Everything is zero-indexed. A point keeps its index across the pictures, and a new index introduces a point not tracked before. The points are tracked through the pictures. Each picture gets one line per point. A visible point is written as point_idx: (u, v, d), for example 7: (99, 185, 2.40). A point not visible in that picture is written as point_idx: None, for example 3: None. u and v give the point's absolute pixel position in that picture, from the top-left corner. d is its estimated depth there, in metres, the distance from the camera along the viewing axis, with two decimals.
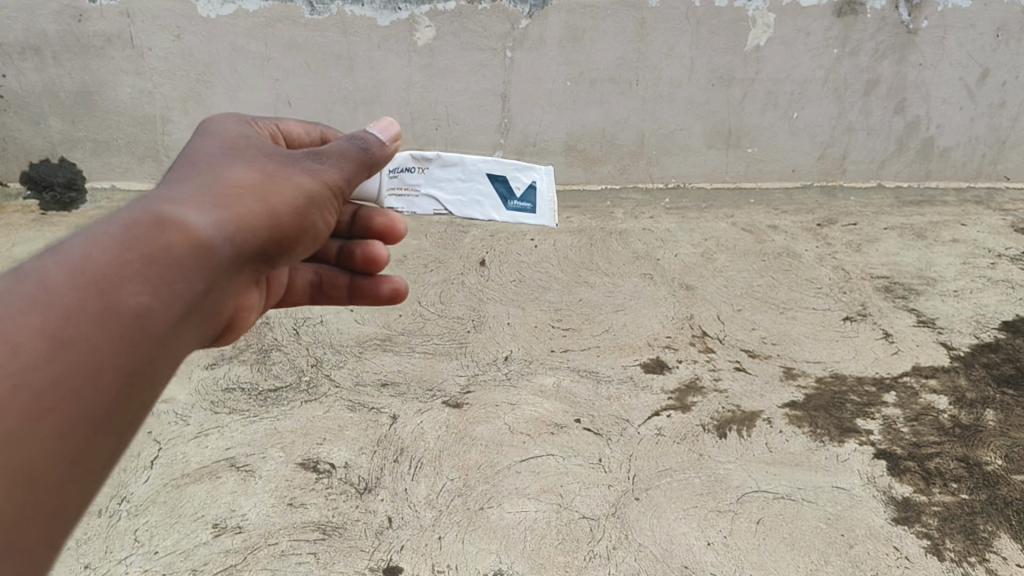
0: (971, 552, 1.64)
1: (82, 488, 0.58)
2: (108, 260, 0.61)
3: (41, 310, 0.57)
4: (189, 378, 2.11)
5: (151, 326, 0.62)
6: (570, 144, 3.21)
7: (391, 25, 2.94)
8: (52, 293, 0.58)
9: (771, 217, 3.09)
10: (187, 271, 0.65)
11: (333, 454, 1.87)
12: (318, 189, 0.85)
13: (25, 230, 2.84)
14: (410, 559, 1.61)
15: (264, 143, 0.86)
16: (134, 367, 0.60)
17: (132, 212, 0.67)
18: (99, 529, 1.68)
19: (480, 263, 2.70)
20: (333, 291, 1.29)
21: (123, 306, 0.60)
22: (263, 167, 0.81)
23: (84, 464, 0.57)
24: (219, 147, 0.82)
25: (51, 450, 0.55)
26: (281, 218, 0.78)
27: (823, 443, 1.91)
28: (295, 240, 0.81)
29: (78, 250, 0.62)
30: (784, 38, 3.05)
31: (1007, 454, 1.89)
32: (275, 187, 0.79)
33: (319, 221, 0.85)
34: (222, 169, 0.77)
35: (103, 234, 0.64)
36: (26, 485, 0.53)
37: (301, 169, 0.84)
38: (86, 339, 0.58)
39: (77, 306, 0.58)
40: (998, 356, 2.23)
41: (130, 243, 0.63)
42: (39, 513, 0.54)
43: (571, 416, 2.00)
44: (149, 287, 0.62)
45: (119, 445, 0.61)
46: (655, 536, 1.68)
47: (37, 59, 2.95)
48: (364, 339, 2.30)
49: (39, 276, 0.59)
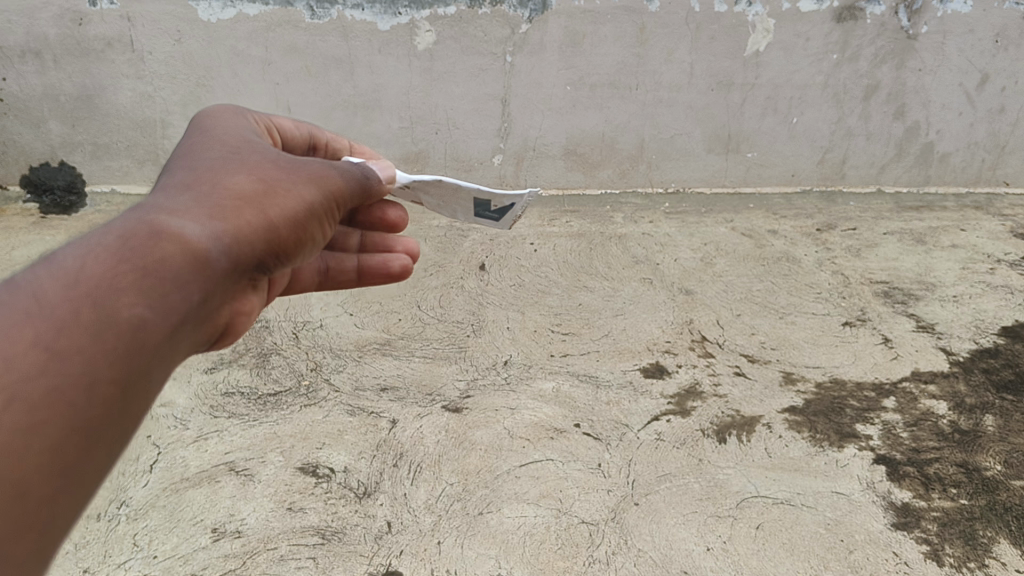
0: (970, 558, 1.64)
1: (75, 501, 0.57)
2: (103, 271, 0.61)
3: (34, 321, 0.56)
4: (188, 382, 2.11)
5: (147, 338, 0.62)
6: (570, 148, 3.21)
7: (391, 30, 2.94)
8: (44, 304, 0.58)
9: (771, 221, 3.10)
10: (182, 283, 0.65)
11: (333, 458, 1.87)
12: (317, 200, 0.86)
13: (25, 234, 2.84)
14: (410, 564, 1.61)
15: (265, 150, 0.87)
16: (128, 379, 0.60)
17: (128, 222, 0.66)
18: (97, 533, 1.67)
19: (479, 267, 2.70)
20: (340, 277, 1.25)
21: (118, 317, 0.60)
22: (263, 174, 0.81)
23: (78, 476, 0.57)
24: (220, 152, 0.83)
25: (44, 463, 0.54)
26: (279, 229, 0.78)
27: (823, 448, 1.91)
28: (291, 250, 0.82)
29: (71, 261, 0.61)
30: (784, 43, 3.05)
31: (1006, 459, 1.89)
32: (275, 196, 0.80)
33: (317, 231, 0.86)
34: (222, 176, 0.78)
35: (98, 244, 0.63)
36: (16, 498, 0.53)
37: (302, 178, 0.85)
38: (80, 351, 0.57)
39: (70, 317, 0.58)
40: (998, 361, 2.23)
41: (124, 254, 0.63)
42: (31, 525, 0.54)
43: (571, 421, 2.00)
44: (145, 298, 0.62)
45: (113, 455, 0.60)
46: (655, 541, 1.68)
47: (37, 63, 2.95)
48: (364, 343, 2.30)
49: (32, 287, 0.59)
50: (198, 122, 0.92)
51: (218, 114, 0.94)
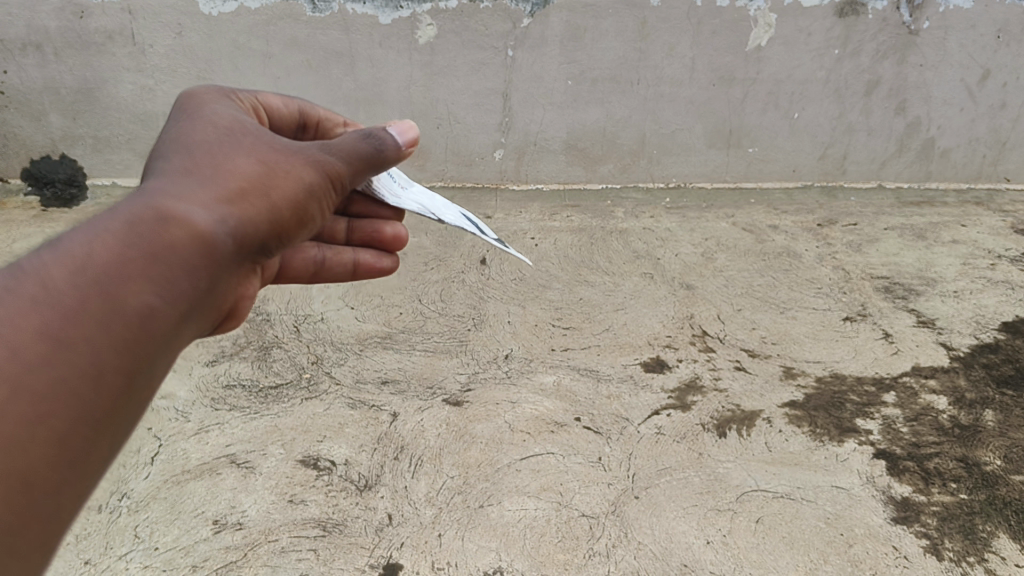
0: (970, 552, 1.64)
1: (80, 493, 0.57)
2: (110, 256, 0.61)
3: (41, 309, 0.56)
4: (188, 375, 2.11)
5: (154, 325, 0.62)
6: (571, 143, 3.22)
7: (392, 23, 2.94)
8: (52, 291, 0.57)
9: (772, 217, 3.09)
10: (189, 269, 0.65)
11: (333, 451, 1.88)
12: (318, 179, 0.86)
13: (25, 228, 2.84)
14: (410, 556, 1.62)
15: (259, 132, 0.86)
16: (133, 368, 0.60)
17: (133, 207, 0.66)
18: (99, 525, 1.68)
19: (480, 261, 2.70)
20: (334, 271, 1.24)
21: (126, 305, 0.60)
22: (263, 155, 0.82)
23: (83, 466, 0.57)
24: (217, 135, 0.82)
25: (50, 453, 0.55)
26: (280, 210, 0.79)
27: (823, 443, 1.92)
28: (292, 230, 0.82)
29: (78, 246, 0.60)
30: (785, 38, 3.05)
31: (1007, 455, 1.89)
32: (276, 178, 0.80)
33: (316, 211, 0.86)
34: (223, 159, 0.78)
35: (104, 228, 0.63)
36: (23, 489, 0.53)
37: (302, 157, 0.86)
38: (87, 339, 0.57)
39: (77, 304, 0.58)
40: (998, 357, 2.23)
41: (131, 240, 0.62)
42: (36, 517, 0.54)
43: (571, 415, 2.00)
44: (153, 285, 0.62)
45: (117, 444, 0.60)
46: (655, 534, 1.68)
47: (38, 56, 2.95)
48: (364, 337, 2.30)
49: (38, 272, 0.58)
50: (186, 108, 0.90)
51: (207, 98, 0.93)
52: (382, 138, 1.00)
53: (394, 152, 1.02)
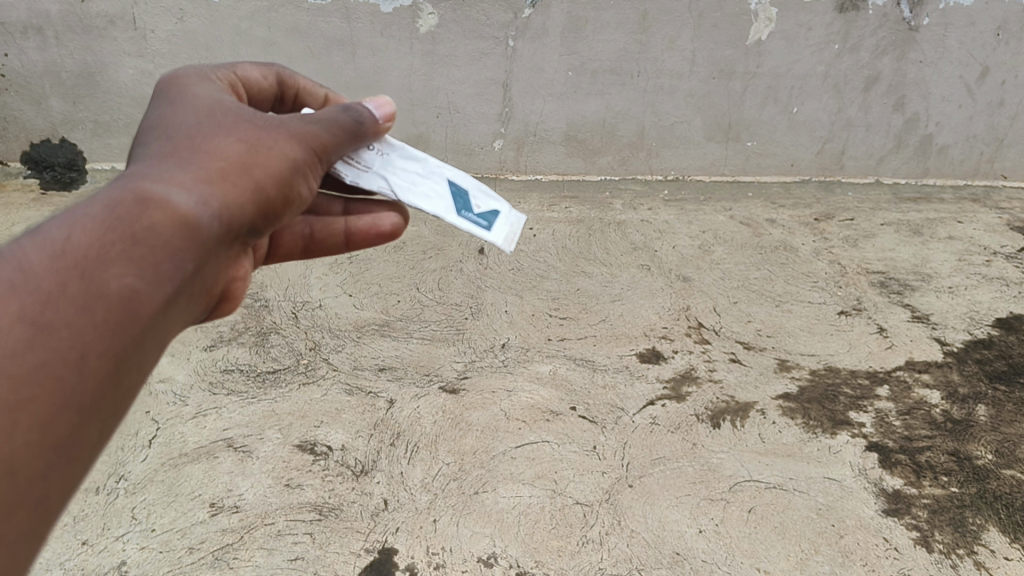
0: (959, 545, 1.66)
1: (66, 480, 0.58)
2: (90, 242, 0.63)
3: (19, 294, 0.58)
4: (187, 359, 2.12)
5: (140, 308, 0.63)
6: (570, 135, 3.22)
7: (393, 12, 2.94)
8: (30, 276, 0.59)
9: (769, 211, 3.11)
10: (173, 251, 0.67)
11: (330, 436, 1.89)
12: (300, 156, 0.87)
13: (25, 211, 2.86)
14: (405, 541, 1.63)
15: (236, 112, 0.89)
16: (118, 351, 0.61)
17: (113, 193, 0.68)
18: (96, 506, 1.70)
19: (478, 250, 2.71)
20: (330, 240, 1.18)
21: (108, 289, 0.62)
22: (242, 136, 0.84)
23: (69, 453, 0.58)
24: (196, 119, 0.85)
25: (34, 440, 0.56)
26: (264, 190, 0.81)
27: (815, 435, 1.93)
28: (278, 210, 0.84)
29: (59, 233, 0.63)
30: (786, 32, 3.05)
31: (997, 449, 1.91)
32: (257, 158, 0.82)
33: (303, 188, 0.88)
34: (203, 142, 0.80)
35: (84, 215, 0.65)
36: (7, 477, 0.54)
37: (283, 135, 0.87)
38: (68, 324, 0.59)
39: (57, 289, 0.59)
40: (991, 352, 2.25)
41: (111, 224, 0.65)
42: (24, 503, 0.55)
43: (566, 404, 2.02)
44: (135, 267, 0.64)
45: (103, 430, 0.62)
46: (648, 522, 1.70)
47: (39, 39, 2.95)
48: (362, 324, 2.31)
49: (17, 258, 0.60)
50: (166, 93, 0.93)
51: (188, 79, 0.96)
52: (361, 110, 1.02)
53: (372, 125, 1.04)
